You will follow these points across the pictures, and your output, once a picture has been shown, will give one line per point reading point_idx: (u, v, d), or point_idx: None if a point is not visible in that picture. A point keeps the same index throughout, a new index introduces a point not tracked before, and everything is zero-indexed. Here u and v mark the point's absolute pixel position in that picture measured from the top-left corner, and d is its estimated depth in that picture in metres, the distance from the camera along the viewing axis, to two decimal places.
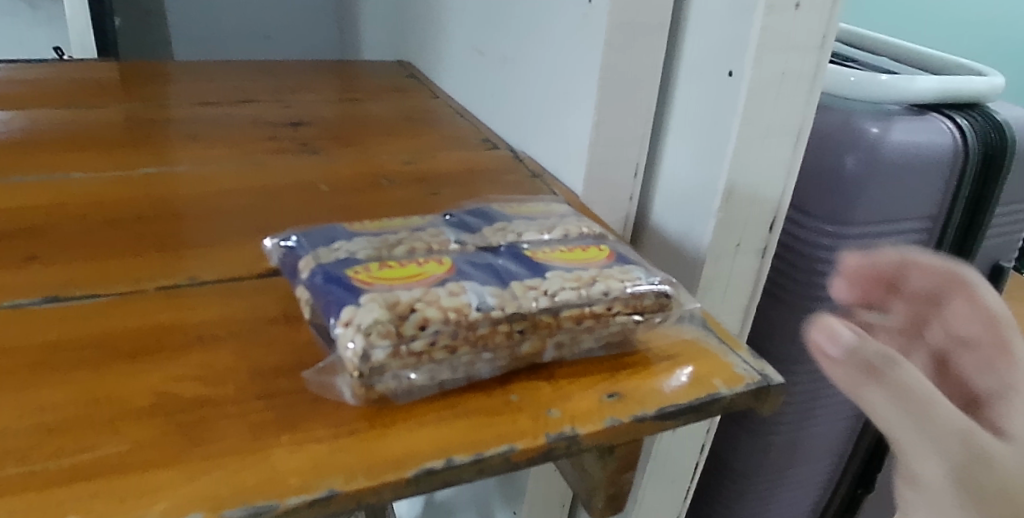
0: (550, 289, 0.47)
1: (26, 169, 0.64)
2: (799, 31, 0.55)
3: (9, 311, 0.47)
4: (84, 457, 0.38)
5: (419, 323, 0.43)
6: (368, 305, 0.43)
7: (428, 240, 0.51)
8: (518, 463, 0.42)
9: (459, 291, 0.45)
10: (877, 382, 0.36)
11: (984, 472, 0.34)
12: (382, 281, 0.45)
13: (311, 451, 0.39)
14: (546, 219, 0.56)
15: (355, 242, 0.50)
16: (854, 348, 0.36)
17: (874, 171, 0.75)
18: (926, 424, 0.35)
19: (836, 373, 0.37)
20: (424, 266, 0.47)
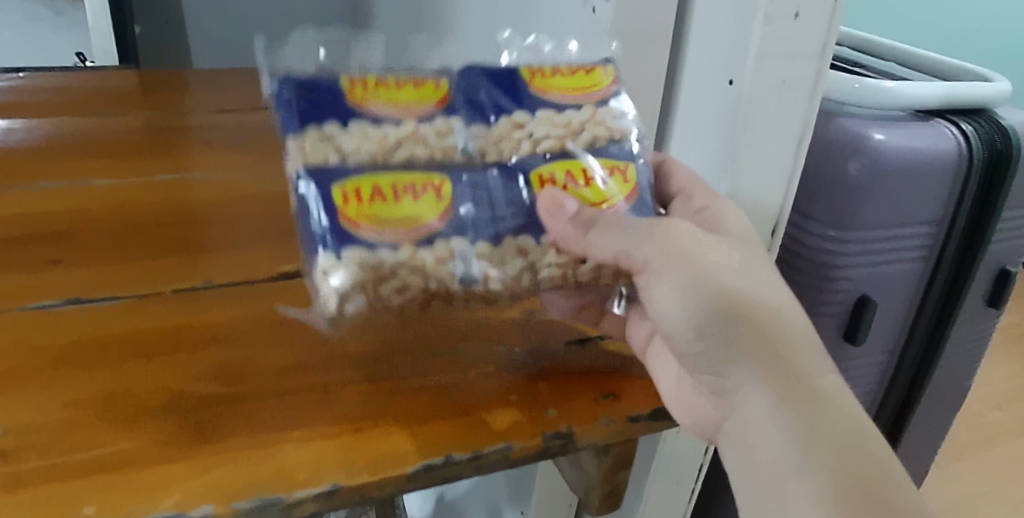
0: (537, 263, 0.49)
1: (51, 175, 0.67)
2: (798, 40, 0.56)
3: (33, 312, 0.49)
4: (102, 452, 0.40)
5: (397, 288, 0.47)
6: (347, 267, 0.45)
7: (431, 143, 0.50)
8: (516, 461, 0.44)
9: (446, 256, 0.47)
10: (597, 227, 0.47)
11: (678, 252, 0.46)
12: (371, 223, 0.46)
13: (317, 446, 0.41)
14: (575, 110, 0.52)
15: (351, 130, 0.48)
16: (575, 214, 0.47)
17: (877, 176, 0.75)
18: (636, 228, 0.46)
19: (564, 233, 0.48)
20: (417, 201, 0.48)
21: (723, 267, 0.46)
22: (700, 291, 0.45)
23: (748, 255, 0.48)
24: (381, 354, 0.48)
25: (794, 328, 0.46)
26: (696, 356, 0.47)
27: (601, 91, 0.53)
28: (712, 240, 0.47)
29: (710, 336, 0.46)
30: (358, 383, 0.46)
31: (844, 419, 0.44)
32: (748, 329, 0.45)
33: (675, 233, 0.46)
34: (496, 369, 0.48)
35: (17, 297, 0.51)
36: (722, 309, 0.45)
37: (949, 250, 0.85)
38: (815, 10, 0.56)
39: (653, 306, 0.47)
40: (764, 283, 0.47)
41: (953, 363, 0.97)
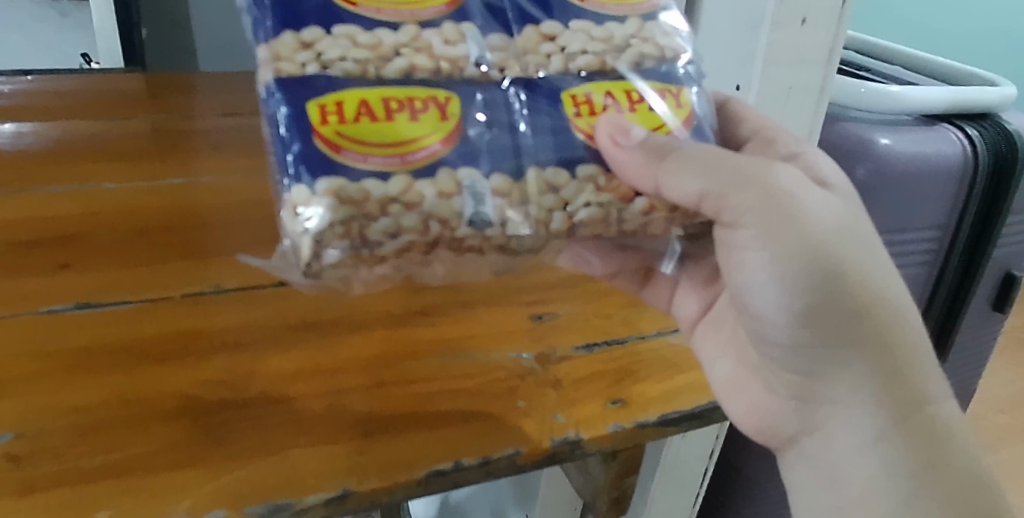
0: (572, 204, 0.44)
1: (60, 178, 0.67)
2: (806, 46, 0.57)
3: (44, 317, 0.50)
4: (114, 456, 0.40)
5: (390, 230, 0.41)
6: (326, 200, 0.40)
7: (436, 51, 0.43)
8: (524, 466, 0.44)
9: (452, 191, 0.42)
10: (670, 157, 0.43)
11: (792, 225, 0.44)
12: (355, 144, 0.41)
13: (328, 452, 0.42)
14: (618, 22, 0.47)
15: (337, 36, 0.42)
16: (644, 140, 0.43)
17: (883, 182, 0.76)
18: (725, 173, 0.43)
19: (626, 159, 0.43)
20: (416, 123, 0.42)
21: (850, 262, 0.45)
22: (815, 289, 0.45)
23: (871, 239, 0.46)
24: (390, 358, 0.48)
25: (905, 326, 0.46)
26: (795, 346, 0.47)
27: (649, 2, 0.48)
28: (840, 221, 0.45)
29: (814, 334, 0.46)
30: (369, 388, 0.46)
31: (943, 430, 0.46)
32: (860, 334, 0.45)
33: (804, 215, 0.44)
34: (506, 374, 0.48)
35: (26, 302, 0.51)
36: (838, 310, 0.45)
37: (954, 256, 0.85)
38: (823, 17, 0.56)
39: (748, 287, 0.47)
40: (885, 274, 0.46)
41: (959, 367, 0.97)
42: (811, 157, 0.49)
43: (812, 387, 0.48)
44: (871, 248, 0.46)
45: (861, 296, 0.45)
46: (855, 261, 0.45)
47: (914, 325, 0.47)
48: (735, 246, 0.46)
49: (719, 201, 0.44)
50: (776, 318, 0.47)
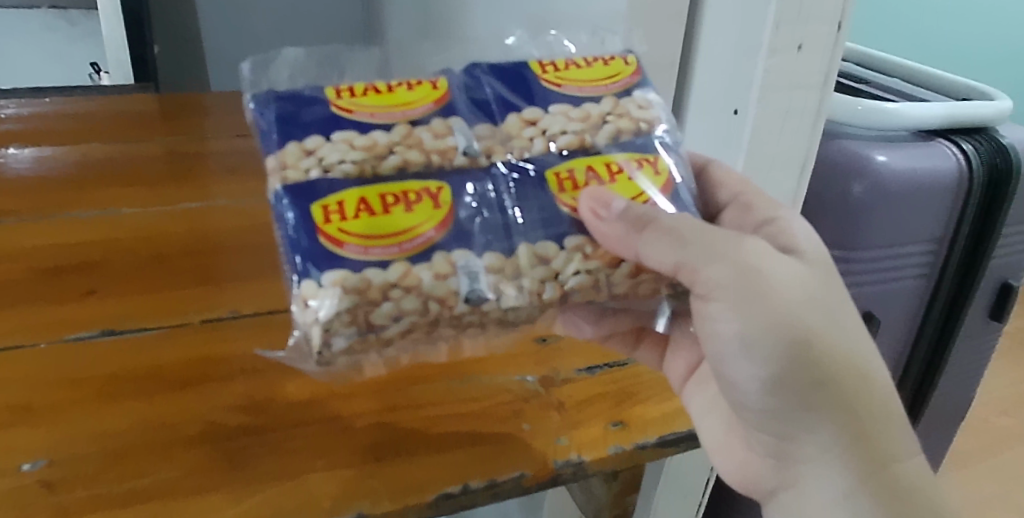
0: (563, 273, 0.45)
1: (80, 204, 0.69)
2: (800, 71, 0.58)
3: (71, 344, 0.52)
4: (143, 482, 0.43)
5: (392, 313, 0.43)
6: (332, 292, 0.42)
7: (428, 145, 0.46)
8: (529, 487, 0.46)
9: (447, 273, 0.44)
10: (647, 228, 0.44)
11: (758, 296, 0.44)
12: (355, 239, 0.43)
13: (343, 476, 0.44)
14: (595, 102, 0.49)
15: (335, 141, 0.45)
16: (625, 210, 0.44)
17: (880, 198, 0.77)
18: (696, 246, 0.44)
19: (608, 231, 0.45)
20: (411, 211, 0.44)
21: (815, 328, 0.46)
22: (782, 354, 0.45)
23: (839, 305, 0.47)
24: (402, 382, 0.50)
25: (871, 389, 0.47)
26: (766, 411, 0.48)
27: (623, 81, 0.50)
28: (807, 291, 0.46)
29: (783, 396, 0.46)
30: (380, 412, 0.48)
31: (911, 493, 0.47)
32: (826, 397, 0.46)
33: (772, 288, 0.45)
34: (511, 397, 0.50)
35: (53, 328, 0.53)
36: (806, 378, 0.46)
37: (949, 270, 0.86)
38: (816, 43, 0.58)
39: (721, 350, 0.47)
40: (851, 339, 0.47)
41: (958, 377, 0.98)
42: (786, 222, 0.50)
43: (786, 449, 0.48)
44: (839, 315, 0.47)
45: (827, 364, 0.46)
46: (821, 327, 0.46)
47: (880, 385, 0.48)
48: (707, 315, 0.46)
49: (691, 271, 0.44)
50: (747, 385, 0.47)
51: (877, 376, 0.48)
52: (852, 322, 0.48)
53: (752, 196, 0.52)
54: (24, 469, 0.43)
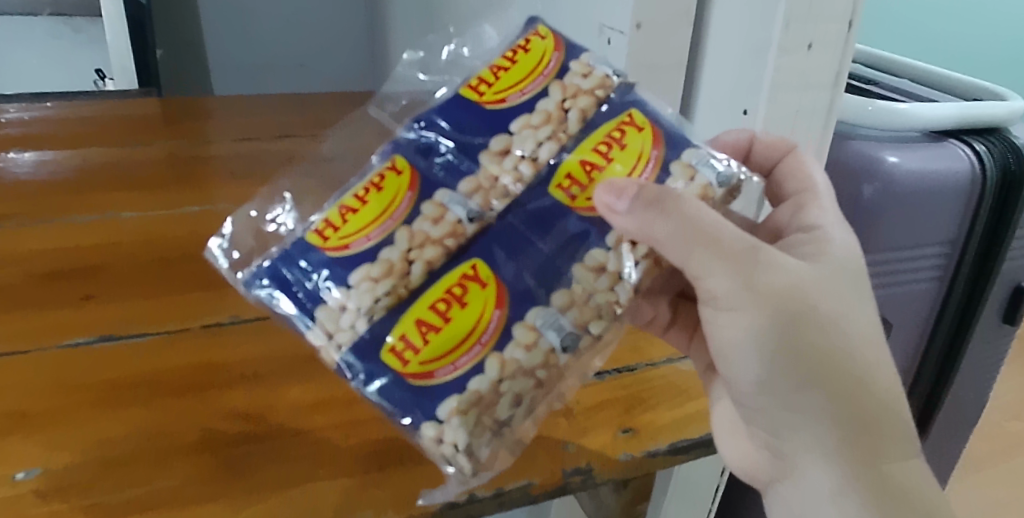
0: (624, 271, 0.44)
1: (81, 208, 0.69)
2: (812, 71, 0.56)
3: (70, 349, 0.51)
4: (140, 491, 0.42)
5: (512, 403, 0.42)
6: (455, 423, 0.41)
7: (434, 233, 0.44)
8: (537, 496, 0.45)
9: (533, 337, 0.43)
10: (662, 218, 0.41)
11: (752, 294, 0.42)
12: (441, 361, 0.42)
13: (346, 485, 0.43)
14: (544, 96, 0.47)
15: (356, 287, 0.44)
16: (637, 198, 0.41)
17: (891, 199, 0.74)
18: (706, 242, 0.41)
19: (626, 222, 0.42)
20: (465, 299, 0.43)
21: (812, 328, 0.43)
22: (772, 352, 0.43)
23: (848, 306, 0.44)
24: None
25: (872, 393, 0.45)
26: (759, 408, 0.46)
27: (554, 58, 0.48)
28: (812, 291, 0.43)
29: (773, 393, 0.45)
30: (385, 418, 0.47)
31: (903, 500, 0.44)
32: (818, 398, 0.44)
33: (769, 287, 0.42)
34: None
35: (52, 334, 0.52)
36: (800, 380, 0.44)
37: (962, 273, 0.83)
38: (828, 41, 0.55)
39: (716, 341, 0.45)
40: (856, 342, 0.44)
41: (978, 382, 0.95)
42: (827, 232, 0.48)
43: (778, 447, 0.47)
44: (847, 316, 0.44)
45: (824, 367, 0.44)
46: (819, 328, 0.43)
47: (885, 388, 0.45)
48: (712, 314, 0.45)
49: (694, 267, 0.42)
50: (742, 382, 0.45)
51: (881, 381, 0.45)
52: (858, 325, 0.45)
53: (807, 203, 0.50)
54: (18, 477, 0.42)
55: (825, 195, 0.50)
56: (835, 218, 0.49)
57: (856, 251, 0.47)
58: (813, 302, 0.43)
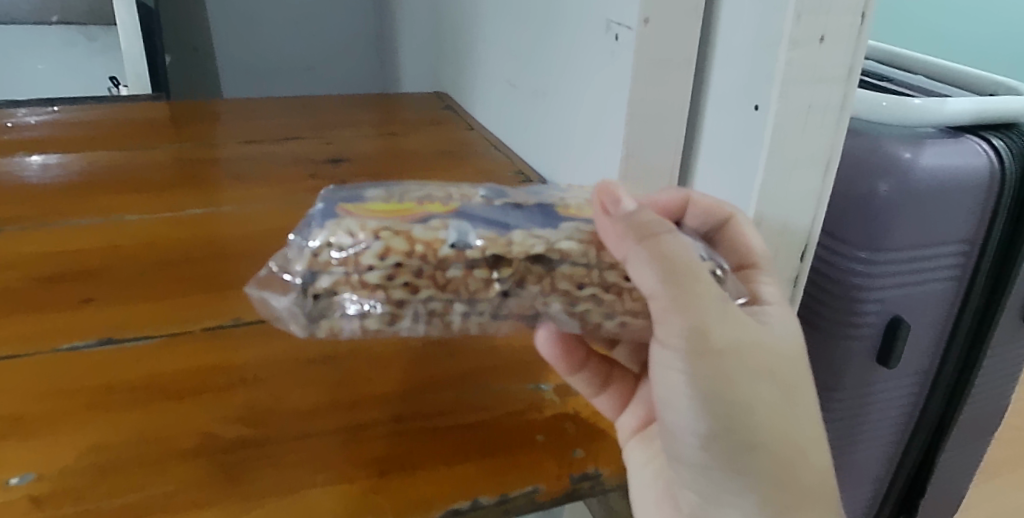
0: (553, 239, 0.44)
1: (86, 211, 0.68)
2: (825, 63, 0.52)
3: (68, 353, 0.50)
4: (134, 497, 0.41)
5: (380, 252, 0.42)
6: (333, 229, 0.43)
7: (453, 194, 0.49)
8: (543, 503, 0.44)
9: (439, 227, 0.43)
10: (648, 247, 0.41)
11: (709, 345, 0.41)
12: (368, 211, 0.45)
13: (342, 491, 0.42)
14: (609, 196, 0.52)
15: (380, 190, 0.50)
16: (632, 216, 0.42)
17: (907, 196, 0.72)
18: (681, 280, 0.40)
19: (613, 232, 0.42)
20: (424, 207, 0.46)
21: (760, 389, 0.42)
22: (722, 406, 0.42)
23: (795, 372, 0.44)
24: (408, 392, 0.48)
25: (806, 463, 0.44)
26: (696, 464, 0.44)
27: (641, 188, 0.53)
28: (768, 353, 0.43)
29: (714, 451, 0.43)
30: (388, 423, 0.46)
31: None
32: (756, 461, 0.43)
33: (730, 341, 0.41)
34: (524, 405, 0.48)
35: (49, 338, 0.52)
36: (742, 441, 0.43)
37: (983, 271, 0.79)
38: (840, 31, 0.52)
39: (659, 393, 0.44)
40: (800, 409, 0.44)
41: (999, 384, 0.93)
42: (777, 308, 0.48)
43: (707, 510, 0.45)
44: (794, 380, 0.44)
45: (765, 433, 0.43)
46: (770, 390, 0.43)
47: (817, 460, 0.45)
48: (659, 365, 0.43)
49: (660, 307, 0.41)
50: (685, 436, 0.43)
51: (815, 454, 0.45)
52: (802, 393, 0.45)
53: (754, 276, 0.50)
54: (12, 482, 0.41)
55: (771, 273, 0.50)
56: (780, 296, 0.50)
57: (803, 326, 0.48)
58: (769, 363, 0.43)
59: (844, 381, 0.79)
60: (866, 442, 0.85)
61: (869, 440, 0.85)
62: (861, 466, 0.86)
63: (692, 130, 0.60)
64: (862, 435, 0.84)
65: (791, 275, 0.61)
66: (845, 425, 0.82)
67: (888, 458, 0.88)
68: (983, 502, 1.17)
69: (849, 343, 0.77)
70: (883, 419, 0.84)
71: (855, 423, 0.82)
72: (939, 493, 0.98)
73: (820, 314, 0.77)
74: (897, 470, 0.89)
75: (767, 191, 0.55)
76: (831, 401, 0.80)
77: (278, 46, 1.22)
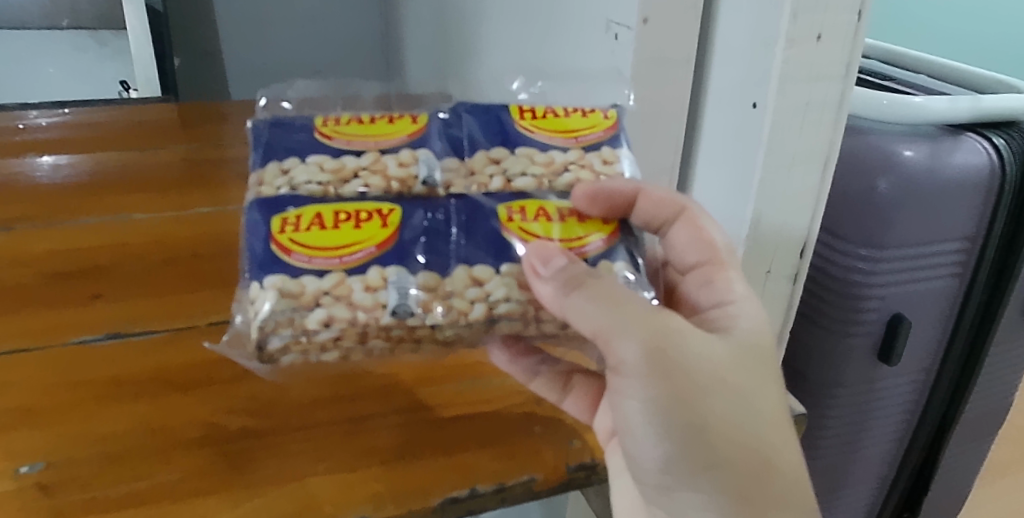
0: (492, 295, 0.44)
1: (94, 210, 0.69)
2: (822, 61, 0.53)
3: (77, 347, 0.51)
4: (139, 485, 0.42)
5: (323, 320, 0.43)
6: (270, 293, 0.43)
7: (391, 172, 0.47)
8: (540, 492, 0.45)
9: (378, 285, 0.43)
10: (578, 289, 0.41)
11: (657, 367, 0.41)
12: (303, 249, 0.44)
13: (341, 478, 0.43)
14: (561, 150, 0.48)
15: (308, 163, 0.47)
16: (561, 268, 0.42)
17: (907, 192, 0.72)
18: (616, 310, 0.41)
19: (545, 289, 0.42)
20: (360, 227, 0.44)
21: (714, 406, 0.42)
22: (676, 426, 0.42)
23: (754, 383, 0.44)
24: (409, 385, 0.49)
25: (776, 476, 0.43)
26: (662, 487, 0.44)
27: (597, 134, 0.49)
28: (719, 368, 0.43)
29: (676, 472, 0.43)
30: (388, 415, 0.47)
31: None
32: (722, 479, 0.42)
33: (678, 360, 0.42)
34: (523, 397, 0.49)
35: (58, 332, 0.53)
36: (704, 460, 0.42)
37: (984, 268, 0.79)
38: (838, 29, 0.53)
39: (619, 420, 0.44)
40: (762, 421, 0.43)
41: (1003, 381, 0.93)
42: (738, 307, 0.47)
43: None
44: (753, 394, 0.43)
45: (726, 448, 0.42)
46: (724, 404, 0.42)
47: (788, 469, 0.43)
48: (616, 390, 0.43)
49: (604, 339, 0.42)
50: (646, 461, 0.44)
51: (787, 464, 0.43)
52: (764, 406, 0.44)
53: (715, 276, 0.48)
54: (22, 471, 0.42)
55: (734, 267, 0.48)
56: (746, 289, 0.48)
57: (766, 328, 0.46)
58: (721, 379, 0.42)
59: (846, 377, 0.79)
60: (871, 439, 0.85)
61: (874, 437, 0.85)
62: (865, 464, 0.86)
63: (692, 127, 0.61)
64: (867, 433, 0.84)
65: (791, 272, 0.61)
66: (852, 422, 0.82)
67: (891, 455, 0.88)
68: (987, 502, 1.17)
69: (850, 342, 0.77)
70: (886, 416, 0.84)
71: (860, 420, 0.82)
72: (942, 491, 0.98)
73: (822, 311, 0.78)
74: (902, 467, 0.89)
75: (766, 187, 0.56)
76: (833, 399, 0.80)
77: (285, 49, 1.23)
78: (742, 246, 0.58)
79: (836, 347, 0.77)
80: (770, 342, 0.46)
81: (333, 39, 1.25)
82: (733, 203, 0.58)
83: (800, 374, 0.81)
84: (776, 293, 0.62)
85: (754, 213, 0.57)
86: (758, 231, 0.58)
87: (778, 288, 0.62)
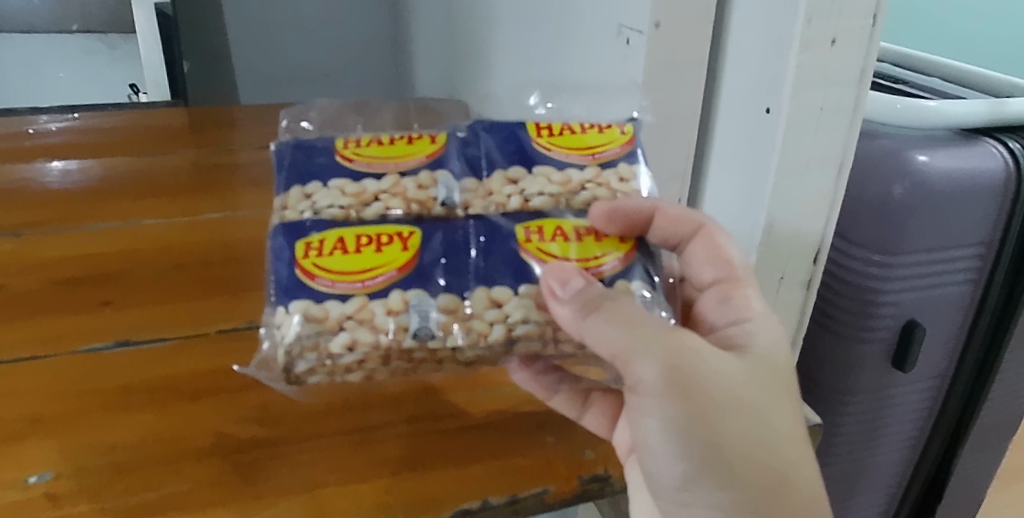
0: (511, 317, 0.44)
1: (104, 216, 0.69)
2: (836, 66, 0.52)
3: (86, 356, 0.51)
4: (149, 496, 0.41)
5: (347, 344, 0.42)
6: (295, 318, 0.42)
7: (411, 195, 0.46)
8: (553, 505, 0.44)
9: (400, 309, 0.43)
10: (597, 311, 0.41)
11: (676, 386, 0.41)
12: (327, 273, 0.43)
13: (351, 489, 0.42)
14: (578, 168, 0.48)
15: (330, 187, 0.46)
16: (579, 290, 0.42)
17: (921, 198, 0.71)
18: (635, 330, 0.41)
19: (563, 311, 0.42)
20: (382, 251, 0.44)
21: (733, 425, 0.41)
22: (695, 444, 0.41)
23: (772, 401, 0.43)
24: (420, 395, 0.49)
25: (796, 495, 0.42)
26: (680, 505, 0.43)
27: (615, 150, 0.49)
28: (738, 386, 0.42)
29: (695, 491, 0.42)
30: (399, 424, 0.47)
31: None
32: (741, 498, 0.41)
33: (697, 379, 0.41)
34: (535, 406, 0.49)
35: (68, 340, 0.52)
36: (723, 478, 0.41)
37: (998, 274, 0.78)
38: (853, 33, 0.52)
39: (637, 439, 0.43)
40: (781, 439, 0.42)
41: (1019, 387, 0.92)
42: (755, 324, 0.46)
43: None
44: (772, 412, 0.43)
45: (745, 467, 0.41)
46: (744, 423, 0.42)
47: (808, 488, 0.42)
48: (634, 409, 0.43)
49: (623, 358, 0.41)
50: (665, 479, 0.43)
51: (806, 482, 0.43)
52: (783, 425, 0.43)
53: (733, 294, 0.47)
54: (30, 481, 0.42)
55: (751, 284, 0.48)
56: (764, 306, 0.47)
57: (784, 345, 0.45)
58: (740, 398, 0.42)
59: (860, 385, 0.78)
60: (885, 446, 0.84)
61: (887, 443, 0.84)
62: (879, 471, 0.85)
63: (703, 132, 0.60)
64: (880, 439, 0.83)
65: (804, 278, 0.61)
66: (865, 430, 0.81)
67: (905, 461, 0.87)
68: (1001, 509, 1.15)
69: (864, 350, 0.76)
70: (900, 423, 0.83)
71: (873, 427, 0.81)
72: (957, 498, 0.96)
73: (834, 319, 0.77)
74: (916, 473, 0.88)
75: (779, 193, 0.55)
76: (845, 406, 0.79)
77: (294, 52, 1.23)
78: (755, 254, 0.57)
79: (849, 354, 0.77)
80: (788, 360, 0.46)
81: (343, 42, 1.25)
82: (747, 210, 0.57)
83: (813, 382, 0.80)
84: (788, 299, 0.62)
85: (767, 220, 0.56)
86: (771, 237, 0.57)
87: (791, 294, 0.61)
